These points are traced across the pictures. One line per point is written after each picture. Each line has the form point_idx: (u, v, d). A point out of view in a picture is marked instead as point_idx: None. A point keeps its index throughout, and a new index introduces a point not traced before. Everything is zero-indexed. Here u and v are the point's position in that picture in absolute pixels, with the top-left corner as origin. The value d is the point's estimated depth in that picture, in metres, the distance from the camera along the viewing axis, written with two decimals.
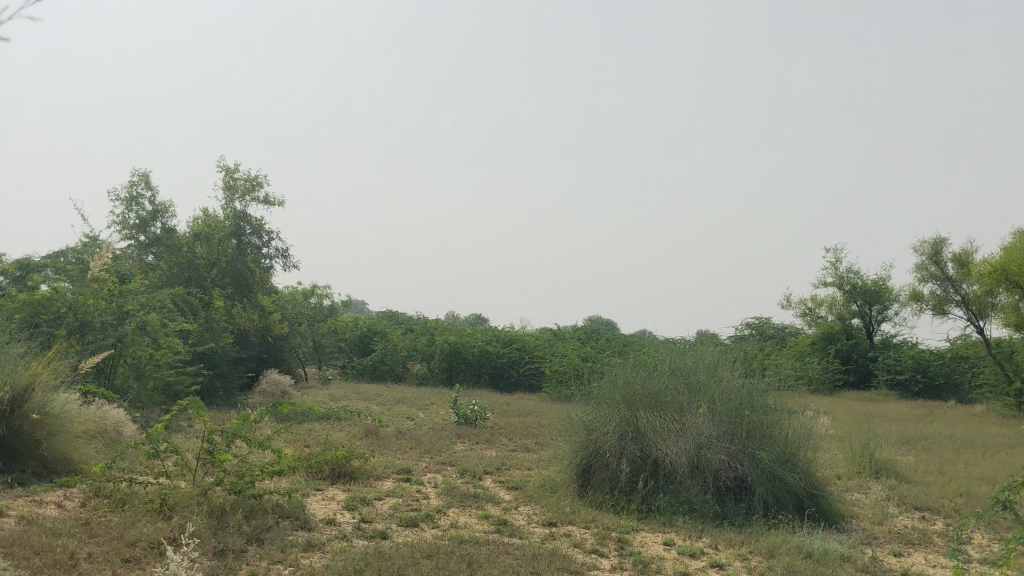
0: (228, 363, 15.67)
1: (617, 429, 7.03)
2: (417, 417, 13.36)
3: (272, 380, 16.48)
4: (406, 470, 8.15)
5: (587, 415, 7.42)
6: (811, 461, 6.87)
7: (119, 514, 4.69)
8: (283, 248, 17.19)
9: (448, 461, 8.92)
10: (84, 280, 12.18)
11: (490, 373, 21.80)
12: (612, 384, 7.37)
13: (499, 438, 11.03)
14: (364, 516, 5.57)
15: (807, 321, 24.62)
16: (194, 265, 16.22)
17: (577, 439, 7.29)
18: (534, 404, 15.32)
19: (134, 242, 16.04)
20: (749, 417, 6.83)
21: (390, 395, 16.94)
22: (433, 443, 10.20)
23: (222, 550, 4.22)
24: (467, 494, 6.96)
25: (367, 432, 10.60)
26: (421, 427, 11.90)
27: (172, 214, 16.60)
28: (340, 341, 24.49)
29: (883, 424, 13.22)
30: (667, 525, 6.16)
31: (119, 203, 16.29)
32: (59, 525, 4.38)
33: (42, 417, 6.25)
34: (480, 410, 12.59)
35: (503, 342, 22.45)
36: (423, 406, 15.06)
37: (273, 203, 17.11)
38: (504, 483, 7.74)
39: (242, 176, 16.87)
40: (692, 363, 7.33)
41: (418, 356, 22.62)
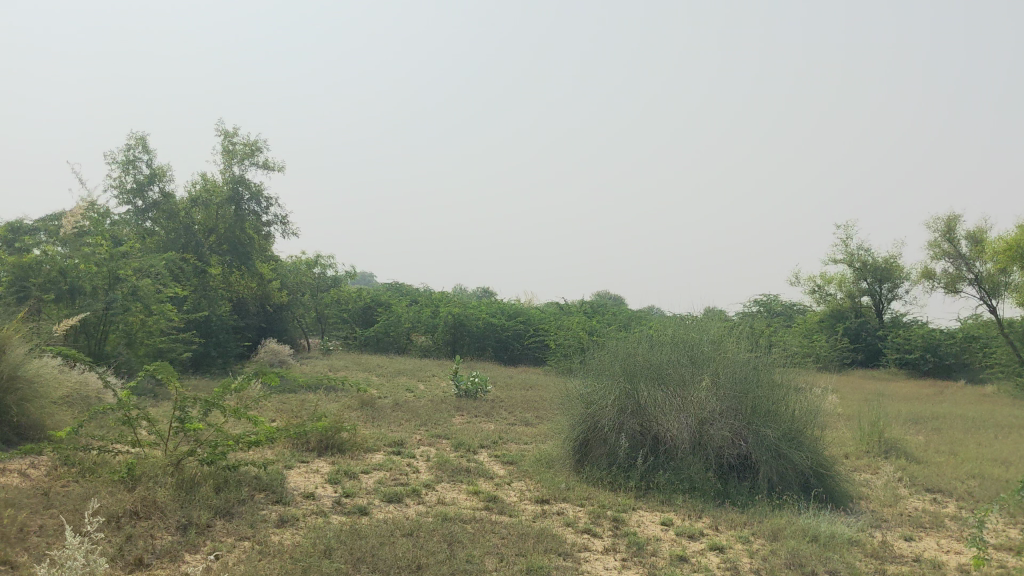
0: (226, 331, 15.42)
1: (616, 402, 6.73)
2: (417, 389, 13.11)
3: (271, 349, 16.22)
4: (398, 442, 7.88)
5: (586, 387, 7.12)
6: (818, 439, 6.56)
7: (81, 485, 4.41)
8: (283, 215, 16.90)
9: (443, 434, 8.64)
10: (76, 243, 11.89)
11: (494, 346, 21.55)
12: (613, 356, 7.06)
13: (498, 412, 10.76)
14: (346, 491, 5.29)
15: (816, 298, 24.28)
16: (191, 231, 15.98)
17: (575, 413, 7.00)
18: (537, 377, 15.05)
19: (131, 207, 15.81)
20: (754, 392, 6.51)
21: (391, 367, 16.69)
22: (429, 415, 9.93)
23: (186, 525, 3.94)
24: (459, 469, 6.68)
25: (362, 403, 10.34)
26: (420, 400, 11.64)
27: (170, 178, 16.31)
28: (343, 311, 24.23)
29: (893, 403, 12.93)
30: (666, 503, 5.86)
31: (116, 166, 16.00)
32: (14, 494, 4.10)
33: (12, 380, 5.98)
34: (480, 383, 12.31)
35: (508, 315, 22.17)
36: (423, 378, 14.81)
37: (273, 168, 16.80)
38: (499, 458, 7.46)
39: (242, 141, 16.55)
40: (696, 336, 7.02)
41: (422, 328, 22.36)
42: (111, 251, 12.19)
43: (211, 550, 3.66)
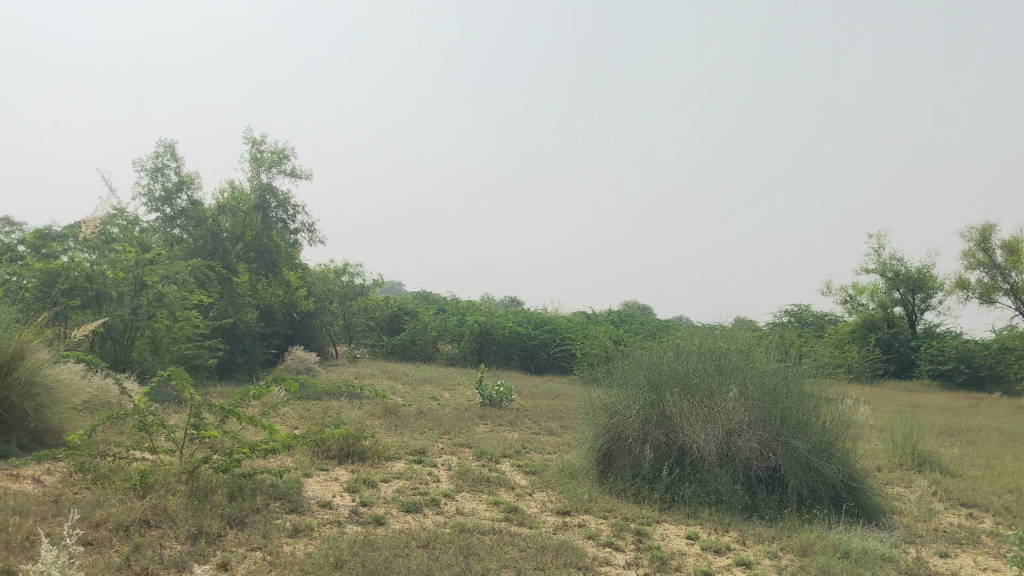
0: (252, 338, 15.42)
1: (641, 412, 6.58)
2: (442, 397, 13.01)
3: (297, 356, 16.19)
4: (420, 450, 7.78)
5: (610, 396, 6.98)
6: (849, 451, 6.37)
7: (93, 492, 4.34)
8: (310, 223, 16.91)
9: (465, 443, 8.53)
10: (103, 249, 11.92)
11: (521, 354, 21.39)
12: (638, 365, 6.92)
13: (522, 421, 10.63)
14: (364, 500, 5.20)
15: (848, 308, 23.95)
16: (218, 238, 15.98)
17: (598, 423, 6.86)
18: (563, 386, 14.91)
19: (159, 215, 15.84)
20: (784, 403, 6.35)
21: (417, 375, 16.62)
22: (452, 423, 9.82)
23: (196, 535, 3.85)
24: (480, 478, 6.56)
25: (386, 411, 10.26)
26: (445, 408, 11.54)
27: (198, 186, 16.37)
28: (370, 320, 24.21)
29: (927, 415, 12.66)
30: (692, 516, 5.70)
31: (144, 174, 16.08)
32: (24, 502, 4.03)
33: (30, 386, 5.94)
34: (505, 392, 12.19)
35: (535, 324, 22.03)
36: (449, 387, 14.71)
37: (300, 176, 16.82)
38: (522, 468, 7.33)
39: (269, 149, 16.57)
40: (724, 346, 6.86)
41: (448, 336, 22.29)
42: (138, 258, 12.22)
43: (221, 561, 3.57)
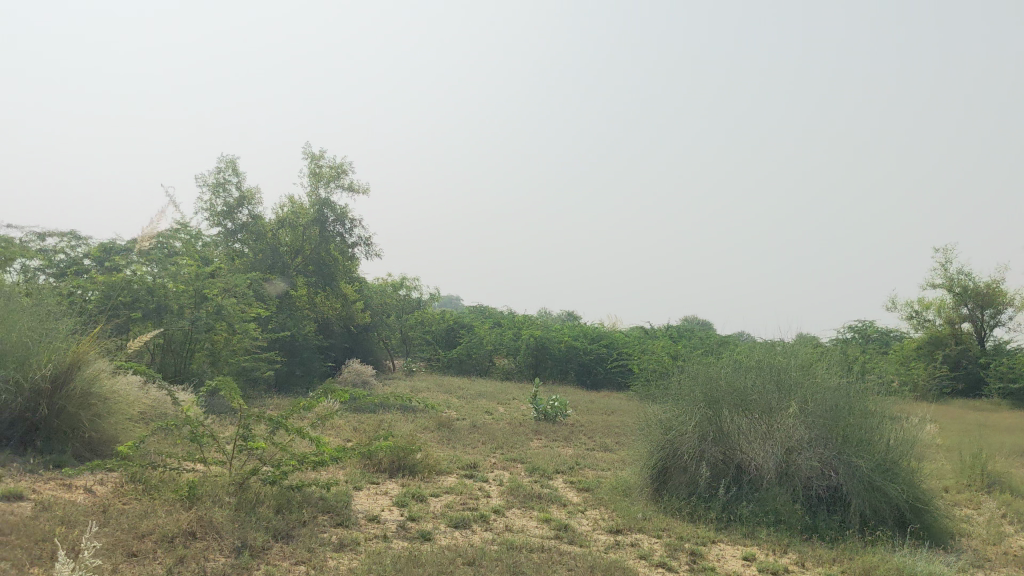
0: (309, 351, 15.54)
1: (697, 429, 6.42)
2: (496, 411, 12.93)
3: (353, 369, 16.26)
4: (472, 465, 7.71)
5: (665, 412, 6.83)
6: (915, 471, 6.13)
7: (142, 503, 4.34)
8: (367, 237, 17.00)
9: (518, 458, 8.43)
10: (165, 262, 12.09)
11: (577, 369, 21.19)
12: (694, 379, 6.76)
13: (577, 436, 10.50)
14: (412, 514, 5.13)
15: (913, 324, 23.33)
16: (278, 252, 16.15)
17: (653, 439, 6.71)
18: (618, 401, 14.72)
19: (221, 229, 16.11)
20: (846, 420, 6.13)
21: (472, 389, 16.57)
22: (506, 438, 9.74)
23: (240, 547, 3.81)
24: (531, 494, 6.46)
25: (439, 424, 10.21)
26: (499, 422, 11.46)
27: (258, 201, 16.57)
28: (427, 333, 24.26)
29: (998, 435, 12.22)
30: (749, 537, 5.53)
31: (207, 189, 16.32)
32: (72, 512, 4.04)
33: (87, 396, 6.01)
34: (560, 407, 12.06)
35: (592, 338, 21.85)
36: (504, 401, 14.63)
37: (357, 190, 16.93)
38: (575, 484, 7.20)
39: (328, 164, 16.71)
40: (783, 361, 6.66)
41: (504, 350, 22.22)
42: (198, 271, 12.37)
43: None
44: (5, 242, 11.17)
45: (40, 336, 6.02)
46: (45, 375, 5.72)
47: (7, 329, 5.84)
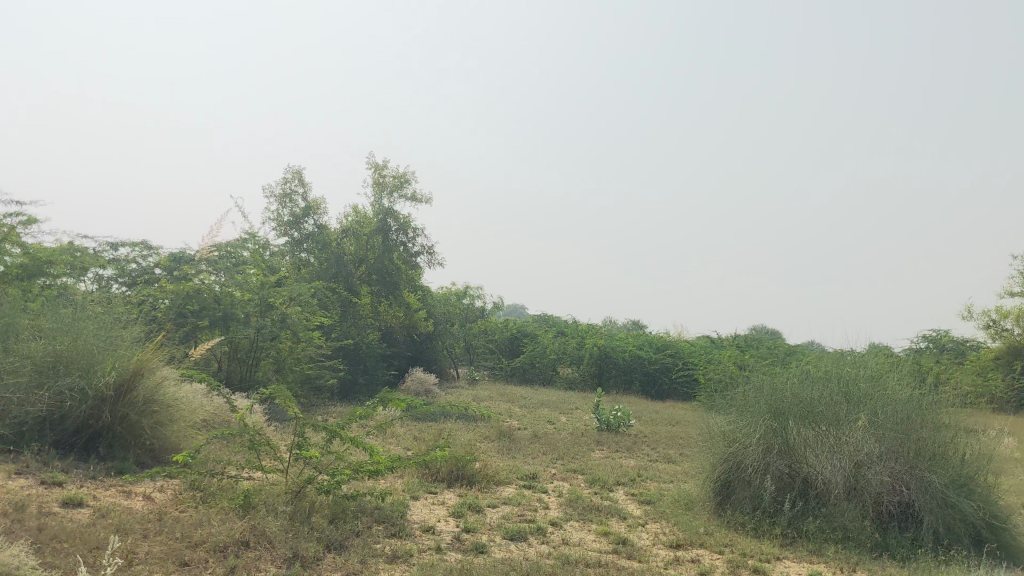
0: (373, 359, 15.63)
1: (762, 441, 6.23)
2: (558, 421, 12.82)
3: (416, 377, 16.29)
4: (532, 476, 7.63)
5: (728, 424, 6.66)
6: (992, 487, 5.88)
7: (198, 511, 4.36)
8: (429, 246, 17.06)
9: (578, 469, 8.32)
10: (232, 271, 12.27)
11: (641, 379, 20.95)
12: (757, 391, 6.58)
13: (640, 447, 10.34)
14: (467, 526, 5.07)
15: (991, 334, 22.57)
16: (342, 261, 16.29)
17: (716, 452, 6.55)
18: (683, 412, 14.49)
19: (288, 239, 16.33)
20: (918, 433, 5.91)
21: (535, 398, 16.49)
22: (567, 448, 9.63)
23: (292, 558, 3.79)
24: (591, 507, 6.35)
25: (501, 433, 10.14)
26: (561, 432, 11.35)
27: (324, 212, 16.76)
28: (490, 342, 24.26)
29: None
30: (816, 554, 5.34)
31: (274, 200, 16.54)
32: (129, 520, 4.06)
33: (150, 403, 6.08)
34: (623, 417, 11.91)
35: (656, 348, 21.59)
36: (567, 410, 14.51)
37: (421, 200, 17.01)
38: (636, 496, 7.06)
39: (392, 174, 16.82)
40: (852, 371, 6.45)
41: (568, 360, 22.09)
42: (264, 279, 12.51)
43: None
44: (79, 251, 11.43)
45: (105, 343, 6.09)
46: (109, 383, 5.79)
47: (72, 337, 5.91)
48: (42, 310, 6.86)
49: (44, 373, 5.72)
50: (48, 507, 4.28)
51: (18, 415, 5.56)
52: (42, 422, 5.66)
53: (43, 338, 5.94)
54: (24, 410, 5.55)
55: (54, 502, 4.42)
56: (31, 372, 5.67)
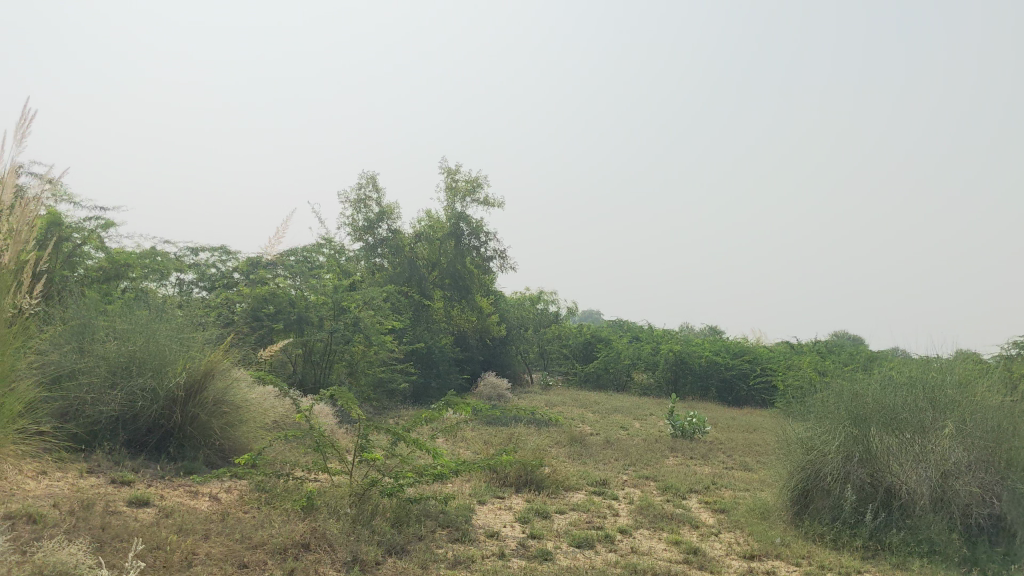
0: (446, 363, 15.63)
1: (841, 449, 5.94)
2: (631, 427, 12.61)
3: (489, 382, 16.20)
4: (602, 482, 7.47)
5: (806, 431, 6.41)
6: None
7: (261, 513, 4.34)
8: (502, 250, 17.01)
9: (650, 475, 8.13)
10: (307, 276, 12.39)
11: (718, 385, 20.54)
12: (837, 397, 6.30)
13: (715, 454, 10.08)
14: (533, 532, 4.96)
15: None
16: (415, 265, 16.35)
17: (793, 459, 6.30)
18: (760, 419, 14.14)
19: (362, 244, 16.44)
20: (1009, 443, 5.65)
21: (609, 404, 16.28)
22: (640, 454, 9.44)
23: (351, 561, 3.73)
24: (663, 514, 6.17)
25: (572, 438, 10.00)
26: (634, 438, 11.15)
27: (398, 216, 16.83)
28: (565, 347, 24.14)
29: None
30: (901, 568, 5.06)
31: (349, 205, 16.69)
32: (191, 521, 4.06)
33: (220, 404, 6.10)
34: (698, 423, 11.64)
35: (734, 353, 21.15)
36: (641, 416, 14.27)
37: (493, 204, 16.97)
38: (710, 505, 6.86)
39: (464, 178, 16.83)
40: (937, 376, 6.16)
41: (642, 365, 21.80)
42: (338, 283, 12.59)
43: None
44: (159, 256, 11.66)
45: (177, 344, 6.13)
46: (179, 384, 5.83)
47: (146, 337, 5.96)
48: (119, 310, 6.96)
49: (118, 373, 5.78)
50: (115, 506, 4.31)
51: (92, 414, 5.64)
52: (115, 421, 5.74)
53: (118, 338, 6.01)
54: (98, 409, 5.64)
55: (122, 501, 4.45)
56: (105, 372, 5.74)
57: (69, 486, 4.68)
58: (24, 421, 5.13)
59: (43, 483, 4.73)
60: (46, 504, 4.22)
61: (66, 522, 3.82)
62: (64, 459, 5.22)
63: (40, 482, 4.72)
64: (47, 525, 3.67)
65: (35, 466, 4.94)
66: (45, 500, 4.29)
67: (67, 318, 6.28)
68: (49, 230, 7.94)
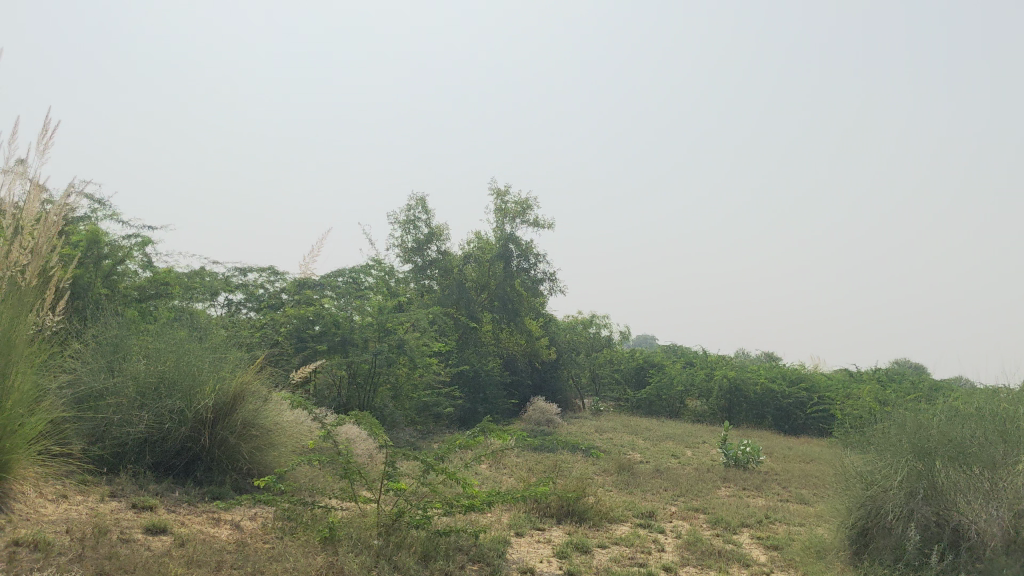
0: (494, 388, 15.39)
1: (904, 485, 5.51)
2: (682, 455, 12.21)
3: (538, 407, 15.90)
4: (649, 513, 7.14)
5: (867, 465, 6.00)
6: None
7: (282, 544, 4.13)
8: (552, 272, 16.78)
9: (700, 507, 7.76)
10: (354, 297, 12.26)
11: (774, 414, 19.95)
12: (900, 428, 5.89)
13: (770, 486, 9.66)
14: (570, 568, 4.68)
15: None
16: (464, 287, 16.15)
17: (853, 495, 5.89)
18: (818, 449, 13.63)
19: (411, 265, 16.42)
20: None
21: (660, 431, 15.87)
22: (690, 484, 9.07)
23: None
24: (711, 550, 5.83)
25: (619, 466, 9.65)
26: (685, 467, 10.77)
27: (447, 238, 16.68)
28: (617, 372, 23.78)
29: None
30: None
31: (398, 226, 16.60)
32: (206, 551, 3.86)
33: (252, 427, 5.93)
34: (752, 452, 11.22)
35: (791, 380, 20.57)
36: (693, 444, 13.85)
37: (543, 225, 16.73)
38: (763, 541, 6.48)
39: (514, 200, 16.63)
40: (1010, 410, 5.71)
41: (696, 391, 21.34)
42: (383, 305, 12.43)
43: None
44: (207, 275, 11.59)
45: (209, 363, 5.96)
46: (208, 406, 5.65)
47: (176, 356, 5.80)
48: (155, 328, 6.82)
49: (146, 395, 5.62)
50: (129, 534, 4.12)
51: (119, 436, 5.49)
52: (142, 444, 5.58)
53: (148, 357, 5.86)
54: (124, 431, 5.48)
55: (137, 528, 4.26)
56: (132, 392, 5.60)
57: (87, 511, 4.52)
58: (46, 442, 4.99)
59: (61, 507, 4.57)
60: (58, 530, 4.05)
61: (74, 550, 3.64)
62: (86, 481, 5.06)
63: (58, 506, 4.57)
64: (49, 553, 3.49)
65: (55, 489, 4.79)
66: (57, 526, 4.11)
67: (100, 336, 6.16)
68: (90, 248, 7.88)
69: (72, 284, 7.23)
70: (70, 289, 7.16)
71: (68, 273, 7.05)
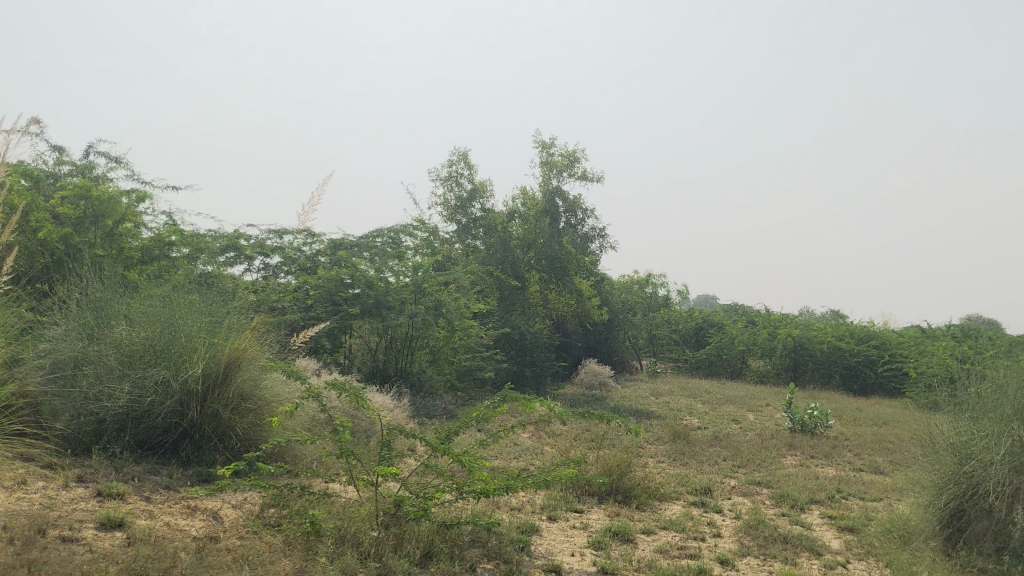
0: (541, 350, 14.68)
1: (1008, 457, 4.59)
2: (744, 420, 11.34)
3: (591, 370, 15.12)
4: (704, 488, 6.35)
5: (958, 433, 5.09)
6: None
7: (260, 541, 3.47)
8: (601, 228, 15.98)
9: (764, 481, 6.94)
10: (390, 257, 11.54)
11: (843, 373, 18.90)
12: (998, 390, 4.97)
13: (841, 454, 8.76)
14: (604, 566, 3.92)
15: None
16: (509, 247, 15.14)
17: (943, 470, 5.00)
18: (892, 411, 12.63)
19: (454, 225, 15.76)
20: None
21: (720, 393, 14.99)
22: (753, 453, 8.23)
23: None
24: (776, 535, 5.03)
25: (674, 433, 8.86)
26: (748, 433, 9.93)
27: (491, 195, 15.90)
28: (675, 332, 22.94)
29: None
30: None
31: (440, 184, 15.89)
32: (159, 551, 3.20)
33: (245, 400, 5.28)
34: (820, 416, 10.31)
35: (861, 338, 19.38)
36: (755, 408, 12.96)
37: (591, 178, 15.86)
38: (835, 521, 5.66)
39: (561, 152, 15.76)
40: None
41: (757, 351, 20.38)
42: (421, 264, 11.72)
43: None
44: (240, 238, 10.89)
45: (200, 326, 5.30)
46: (197, 377, 4.99)
47: (165, 320, 5.15)
48: (152, 288, 6.19)
49: (130, 364, 4.98)
50: (76, 532, 3.48)
51: (96, 411, 4.85)
52: (122, 420, 4.94)
53: (131, 320, 5.21)
54: (102, 406, 4.83)
55: (90, 522, 3.62)
56: (113, 362, 4.95)
57: (41, 501, 3.87)
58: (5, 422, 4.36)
59: (14, 496, 3.90)
60: None
61: None
62: (52, 465, 4.42)
63: (11, 495, 3.90)
64: None
65: (12, 474, 4.13)
66: None
67: (83, 297, 5.51)
68: (83, 204, 7.32)
69: (44, 246, 6.72)
70: (20, 247, 6.61)
71: (18, 231, 6.48)
